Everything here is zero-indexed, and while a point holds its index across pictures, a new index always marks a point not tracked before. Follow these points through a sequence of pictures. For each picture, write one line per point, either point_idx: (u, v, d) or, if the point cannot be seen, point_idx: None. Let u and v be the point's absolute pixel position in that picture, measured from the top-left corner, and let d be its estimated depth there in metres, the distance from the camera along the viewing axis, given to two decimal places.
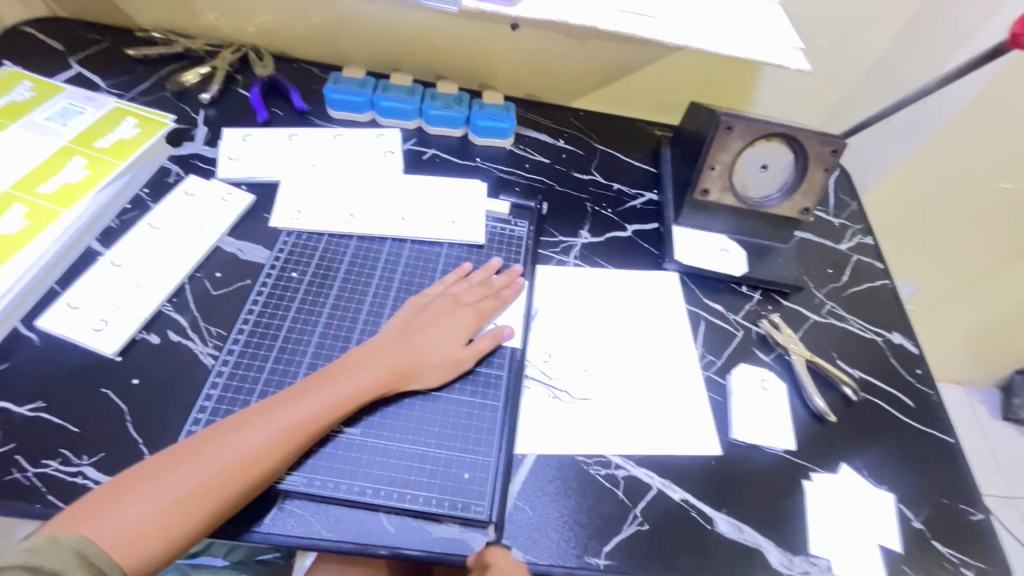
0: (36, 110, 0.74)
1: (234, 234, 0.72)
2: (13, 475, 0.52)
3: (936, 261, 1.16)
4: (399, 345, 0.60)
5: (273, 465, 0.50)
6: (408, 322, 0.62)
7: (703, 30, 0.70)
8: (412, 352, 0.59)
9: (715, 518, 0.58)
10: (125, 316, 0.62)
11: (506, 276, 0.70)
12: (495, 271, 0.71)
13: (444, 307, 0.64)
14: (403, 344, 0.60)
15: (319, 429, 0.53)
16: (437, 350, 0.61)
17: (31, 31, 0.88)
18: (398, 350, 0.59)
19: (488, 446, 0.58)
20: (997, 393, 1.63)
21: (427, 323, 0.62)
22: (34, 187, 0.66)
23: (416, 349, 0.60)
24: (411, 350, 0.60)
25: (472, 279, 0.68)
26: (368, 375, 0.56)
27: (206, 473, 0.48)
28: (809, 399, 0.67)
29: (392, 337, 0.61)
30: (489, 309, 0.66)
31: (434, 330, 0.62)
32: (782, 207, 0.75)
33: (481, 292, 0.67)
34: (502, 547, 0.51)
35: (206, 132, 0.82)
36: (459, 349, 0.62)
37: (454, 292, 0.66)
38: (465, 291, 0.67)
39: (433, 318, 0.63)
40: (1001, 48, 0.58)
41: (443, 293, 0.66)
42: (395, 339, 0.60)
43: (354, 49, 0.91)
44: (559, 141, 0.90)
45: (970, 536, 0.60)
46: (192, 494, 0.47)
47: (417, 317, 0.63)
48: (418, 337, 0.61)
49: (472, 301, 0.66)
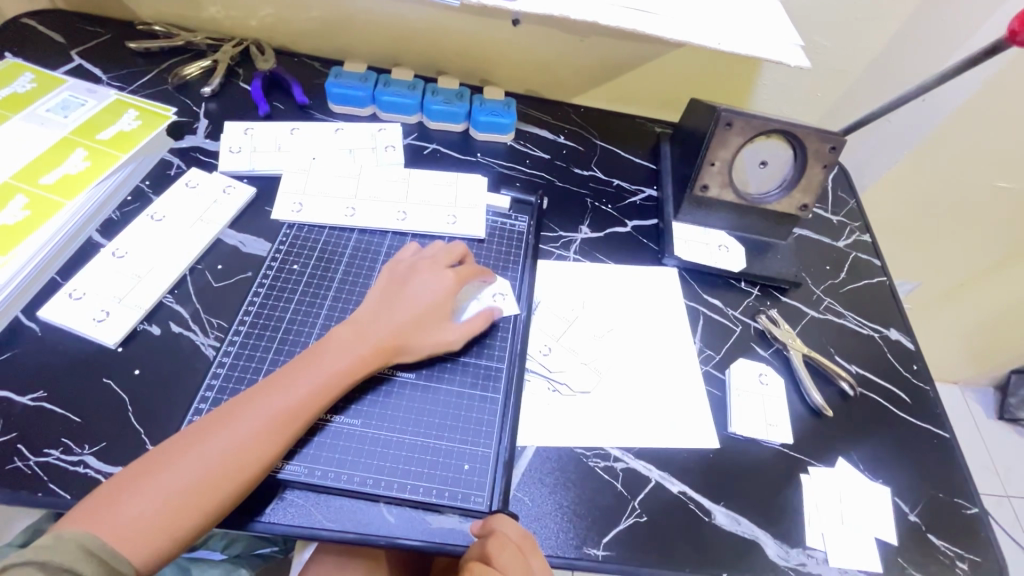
0: (38, 102, 0.74)
1: (235, 226, 0.72)
2: (15, 464, 0.52)
3: (934, 259, 1.17)
4: (383, 320, 0.60)
5: (272, 451, 0.50)
6: (388, 293, 0.62)
7: (703, 27, 0.70)
8: (397, 326, 0.60)
9: (713, 510, 0.58)
10: (127, 307, 0.62)
11: (468, 252, 0.69)
12: (460, 258, 0.68)
13: (423, 274, 0.64)
14: (386, 322, 0.60)
15: (314, 409, 0.53)
16: (422, 321, 0.61)
17: (31, 23, 0.88)
18: (381, 323, 0.59)
19: (488, 437, 0.58)
20: (992, 392, 1.64)
21: (405, 296, 0.62)
22: (36, 178, 0.66)
23: (401, 323, 0.60)
24: (396, 323, 0.60)
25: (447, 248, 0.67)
26: (354, 353, 0.56)
27: (206, 464, 0.48)
28: (807, 393, 0.67)
29: (372, 308, 0.61)
30: (469, 276, 0.66)
31: (413, 302, 0.61)
32: (780, 203, 0.76)
33: (453, 258, 0.67)
34: (504, 514, 0.52)
35: (207, 125, 0.82)
36: (443, 324, 0.62)
37: (427, 257, 0.66)
38: (436, 253, 0.66)
39: (415, 289, 0.62)
40: (1000, 44, 0.58)
41: (417, 257, 0.66)
42: (377, 310, 0.60)
43: (356, 42, 0.91)
44: (560, 137, 0.90)
45: (965, 529, 0.61)
46: (194, 484, 0.47)
47: (395, 286, 0.63)
48: (399, 309, 0.61)
49: (451, 267, 0.66)
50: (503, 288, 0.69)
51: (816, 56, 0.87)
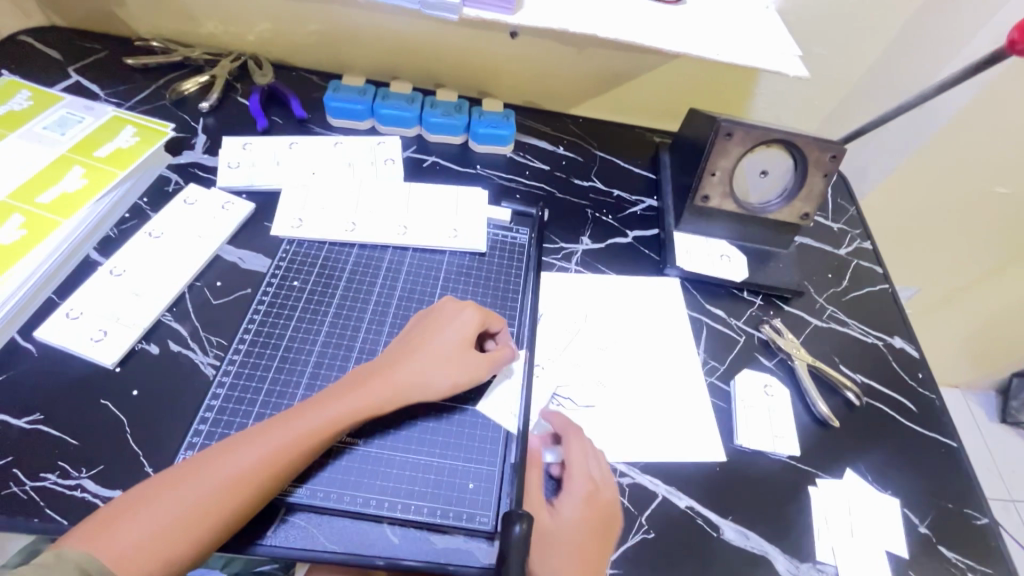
0: (34, 119, 0.73)
1: (235, 242, 0.71)
2: (11, 488, 0.51)
3: (936, 265, 1.17)
4: (404, 359, 0.58)
5: (269, 484, 0.49)
6: (415, 335, 0.61)
7: (701, 38, 0.70)
8: (419, 364, 0.58)
9: (721, 525, 0.57)
10: (125, 326, 0.61)
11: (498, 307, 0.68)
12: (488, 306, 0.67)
13: (449, 314, 0.62)
14: (406, 360, 0.58)
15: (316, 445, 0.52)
16: (448, 359, 0.59)
17: (28, 40, 0.88)
18: (404, 362, 0.58)
19: (492, 455, 0.58)
20: (994, 396, 1.63)
21: (429, 334, 0.60)
22: (33, 197, 0.65)
23: (423, 361, 0.58)
24: (418, 362, 0.58)
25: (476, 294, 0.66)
26: (370, 390, 0.55)
27: (199, 491, 0.47)
28: (813, 404, 0.67)
29: (399, 351, 0.59)
30: (493, 314, 0.64)
31: (437, 340, 0.60)
32: (781, 212, 0.76)
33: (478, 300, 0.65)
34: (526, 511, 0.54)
35: (205, 140, 0.81)
36: (468, 362, 0.59)
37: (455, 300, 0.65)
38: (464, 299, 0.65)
39: (440, 329, 0.61)
40: (998, 55, 0.58)
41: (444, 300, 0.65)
42: (402, 351, 0.59)
43: (354, 56, 0.91)
44: (559, 148, 0.90)
45: (976, 540, 0.60)
46: (186, 514, 0.46)
47: (422, 327, 0.62)
48: (422, 348, 0.59)
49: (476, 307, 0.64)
50: (513, 305, 0.69)
51: (814, 64, 0.87)
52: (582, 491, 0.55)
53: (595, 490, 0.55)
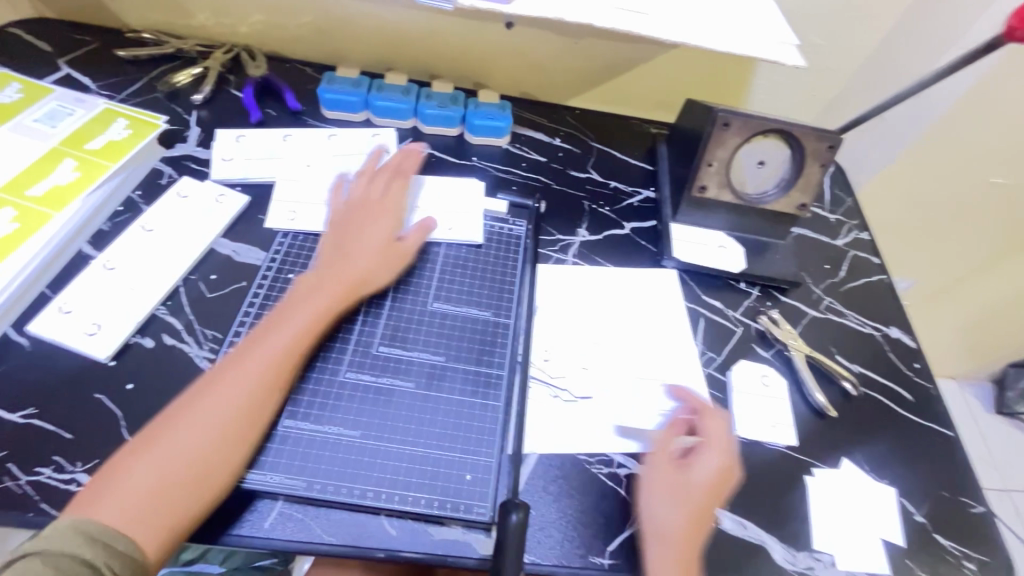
0: (25, 112, 0.73)
1: (229, 235, 0.71)
2: (6, 483, 0.51)
3: (933, 256, 1.17)
4: (341, 260, 0.63)
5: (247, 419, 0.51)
6: (339, 235, 0.66)
7: (697, 27, 0.70)
8: (357, 263, 0.63)
9: (719, 515, 0.57)
10: (119, 319, 0.61)
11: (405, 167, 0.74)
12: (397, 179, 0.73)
13: (368, 210, 0.68)
14: (342, 261, 0.63)
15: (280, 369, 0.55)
16: (382, 251, 0.65)
17: (18, 32, 0.86)
18: (342, 264, 0.63)
19: (490, 446, 0.58)
20: (990, 388, 1.63)
21: (354, 232, 0.66)
22: (23, 190, 0.65)
23: (360, 258, 0.64)
24: (354, 261, 0.63)
25: (378, 175, 0.72)
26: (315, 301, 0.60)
27: (186, 443, 0.49)
28: (809, 394, 0.67)
29: (332, 254, 0.64)
30: (399, 194, 0.71)
31: (364, 236, 0.66)
32: (779, 202, 0.76)
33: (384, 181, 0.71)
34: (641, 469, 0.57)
35: (198, 133, 0.81)
36: (397, 250, 0.67)
37: (364, 192, 0.70)
38: (371, 185, 0.71)
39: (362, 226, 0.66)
40: (996, 42, 0.58)
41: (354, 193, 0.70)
42: (335, 254, 0.64)
43: (348, 48, 0.90)
44: (556, 139, 0.89)
45: (972, 528, 0.60)
46: (178, 466, 0.48)
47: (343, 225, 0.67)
48: (355, 247, 0.65)
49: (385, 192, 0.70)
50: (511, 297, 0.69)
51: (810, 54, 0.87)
52: (716, 462, 0.56)
53: (727, 466, 0.57)
